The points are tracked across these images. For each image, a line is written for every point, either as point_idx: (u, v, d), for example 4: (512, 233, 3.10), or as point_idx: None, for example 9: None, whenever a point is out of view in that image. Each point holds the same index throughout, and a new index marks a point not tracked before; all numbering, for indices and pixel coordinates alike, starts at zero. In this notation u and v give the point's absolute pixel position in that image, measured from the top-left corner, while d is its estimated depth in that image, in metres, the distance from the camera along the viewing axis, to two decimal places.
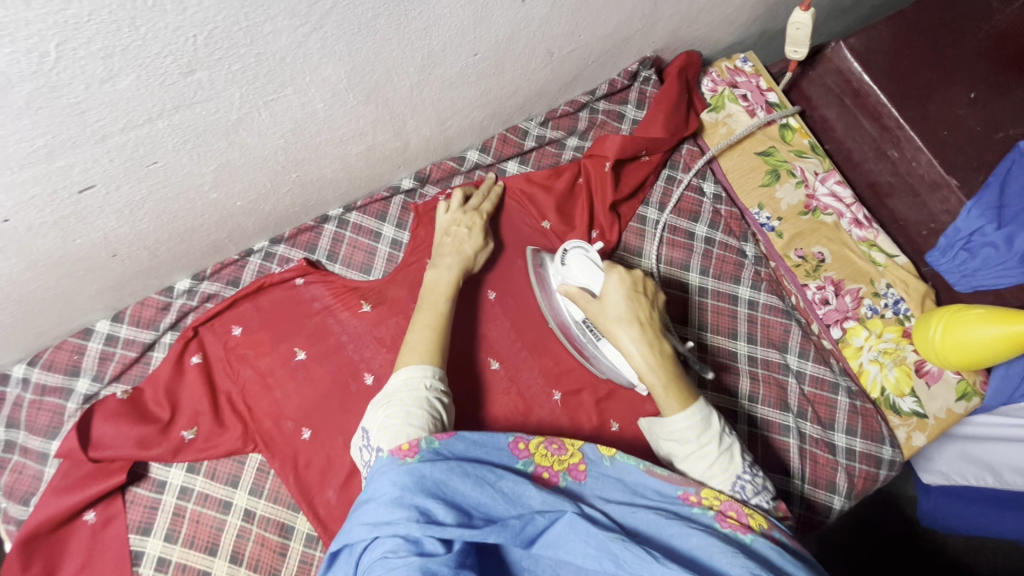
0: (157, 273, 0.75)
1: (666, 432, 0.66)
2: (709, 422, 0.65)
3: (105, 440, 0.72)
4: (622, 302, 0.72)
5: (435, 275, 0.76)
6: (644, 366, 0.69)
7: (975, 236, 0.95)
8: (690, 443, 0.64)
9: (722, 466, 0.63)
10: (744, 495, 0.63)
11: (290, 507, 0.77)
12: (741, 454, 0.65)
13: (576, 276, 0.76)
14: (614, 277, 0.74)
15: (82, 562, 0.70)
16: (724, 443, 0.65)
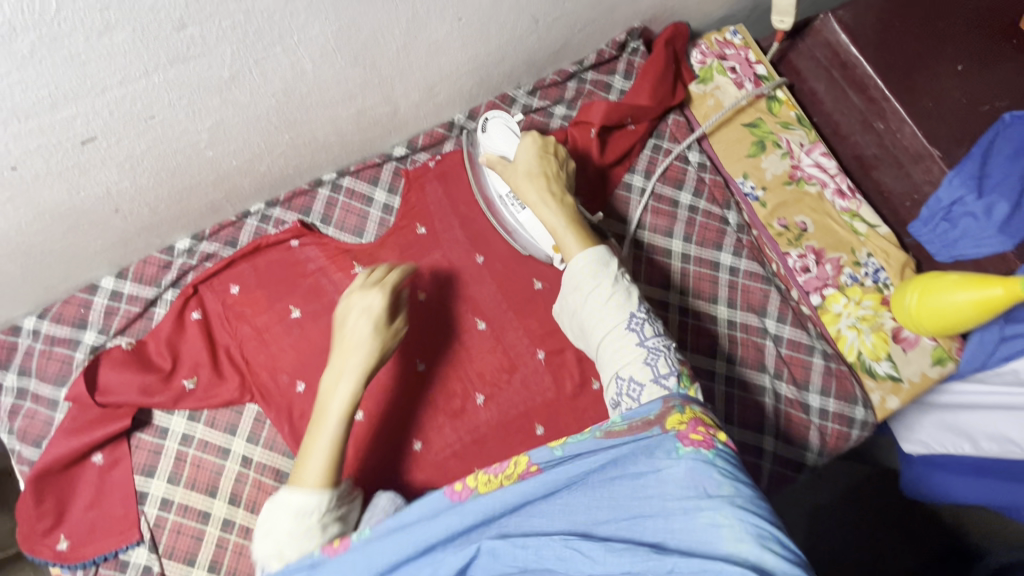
0: (158, 231, 0.78)
1: (573, 273, 0.69)
2: (607, 261, 0.69)
3: (111, 385, 0.76)
4: (532, 158, 0.81)
5: (333, 382, 0.69)
6: (549, 211, 0.76)
7: (956, 206, 0.96)
8: (586, 280, 0.67)
9: (615, 302, 0.66)
10: (640, 336, 0.64)
11: (285, 454, 0.81)
12: (636, 295, 0.68)
13: (495, 142, 0.85)
14: (526, 141, 0.82)
15: (91, 499, 0.75)
16: (619, 282, 0.67)
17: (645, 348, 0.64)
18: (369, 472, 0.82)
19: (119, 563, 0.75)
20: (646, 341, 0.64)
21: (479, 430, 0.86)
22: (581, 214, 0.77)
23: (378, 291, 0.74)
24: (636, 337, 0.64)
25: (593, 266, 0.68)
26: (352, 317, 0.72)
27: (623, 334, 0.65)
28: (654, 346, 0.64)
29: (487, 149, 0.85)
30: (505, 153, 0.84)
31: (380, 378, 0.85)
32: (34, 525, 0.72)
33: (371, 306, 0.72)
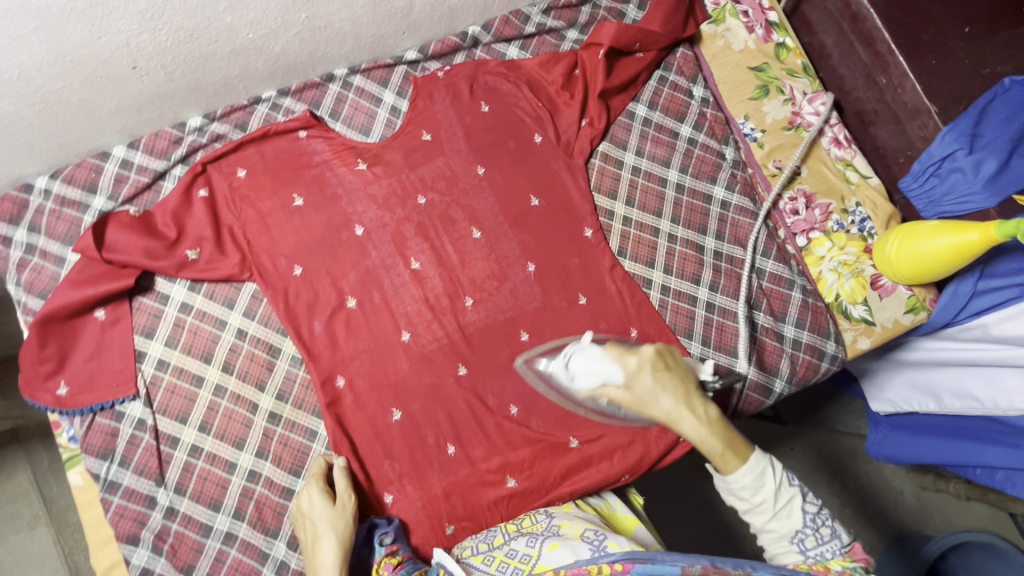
0: (171, 101, 0.81)
1: (729, 489, 0.68)
2: (763, 478, 0.67)
3: (118, 245, 0.79)
4: (654, 388, 0.71)
5: (315, 529, 0.73)
6: (683, 424, 0.70)
7: (946, 161, 0.99)
8: (745, 497, 0.67)
9: (778, 518, 0.66)
10: (802, 547, 0.65)
11: (278, 331, 0.84)
12: (800, 508, 0.66)
13: (589, 375, 0.77)
14: (636, 366, 0.73)
15: (92, 351, 0.79)
16: (780, 499, 0.67)
17: (806, 555, 0.65)
18: (356, 354, 0.85)
19: (115, 414, 0.79)
20: (808, 552, 0.65)
21: (467, 330, 0.88)
22: (730, 427, 0.69)
23: (316, 485, 0.76)
24: (796, 547, 0.66)
25: (750, 492, 0.67)
26: (309, 527, 0.74)
27: (787, 551, 0.66)
28: (816, 553, 0.65)
29: (584, 388, 0.78)
30: (605, 377, 0.76)
31: (375, 269, 0.88)
32: (37, 369, 0.76)
33: (312, 500, 0.75)
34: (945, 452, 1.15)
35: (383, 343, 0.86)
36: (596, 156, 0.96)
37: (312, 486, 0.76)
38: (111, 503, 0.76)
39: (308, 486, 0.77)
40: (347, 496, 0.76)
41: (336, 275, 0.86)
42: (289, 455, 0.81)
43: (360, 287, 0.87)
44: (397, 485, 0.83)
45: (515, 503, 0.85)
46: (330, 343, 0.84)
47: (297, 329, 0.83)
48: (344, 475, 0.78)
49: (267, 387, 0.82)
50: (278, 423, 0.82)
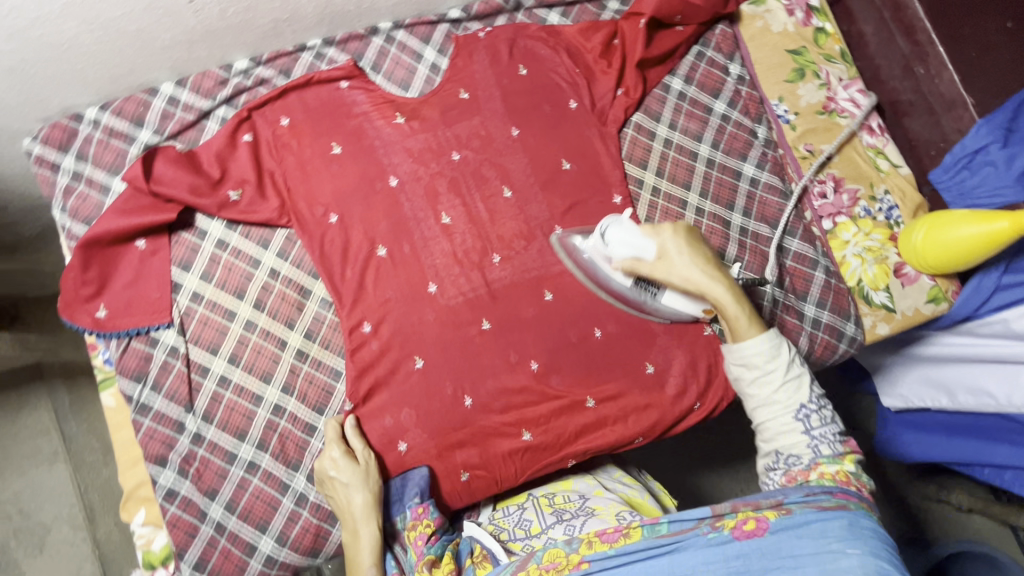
0: (221, 39, 0.83)
1: (742, 358, 0.75)
2: (777, 350, 0.74)
3: (164, 179, 0.81)
4: (684, 256, 0.79)
5: (347, 489, 0.78)
6: (713, 287, 0.78)
7: (979, 154, 0.98)
8: (757, 364, 0.74)
9: (790, 391, 0.73)
10: (807, 427, 0.72)
11: (310, 274, 0.86)
12: (807, 385, 0.74)
13: (620, 249, 0.81)
14: (669, 238, 0.80)
15: (131, 278, 0.81)
16: (790, 374, 0.74)
17: (811, 436, 0.72)
18: (385, 303, 0.86)
19: (149, 340, 0.81)
20: (812, 431, 0.72)
21: (493, 287, 0.90)
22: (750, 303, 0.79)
23: (335, 447, 0.79)
24: (802, 426, 0.72)
25: (764, 360, 0.74)
26: (338, 487, 0.79)
27: (791, 429, 0.72)
28: (819, 434, 0.72)
29: (614, 258, 0.82)
30: (638, 250, 0.80)
31: (407, 221, 0.89)
32: (79, 290, 0.79)
33: (336, 461, 0.78)
34: (955, 451, 1.16)
35: (411, 294, 0.87)
36: (629, 126, 0.97)
37: (334, 449, 0.79)
38: (141, 424, 0.79)
39: (326, 454, 0.80)
40: (366, 453, 0.80)
41: (369, 225, 0.87)
42: (314, 392, 0.83)
43: (391, 237, 0.88)
44: (416, 431, 0.84)
45: (529, 458, 0.87)
46: (361, 292, 0.86)
47: (331, 278, 0.85)
48: (357, 434, 0.81)
49: (296, 326, 0.84)
50: (305, 361, 0.84)
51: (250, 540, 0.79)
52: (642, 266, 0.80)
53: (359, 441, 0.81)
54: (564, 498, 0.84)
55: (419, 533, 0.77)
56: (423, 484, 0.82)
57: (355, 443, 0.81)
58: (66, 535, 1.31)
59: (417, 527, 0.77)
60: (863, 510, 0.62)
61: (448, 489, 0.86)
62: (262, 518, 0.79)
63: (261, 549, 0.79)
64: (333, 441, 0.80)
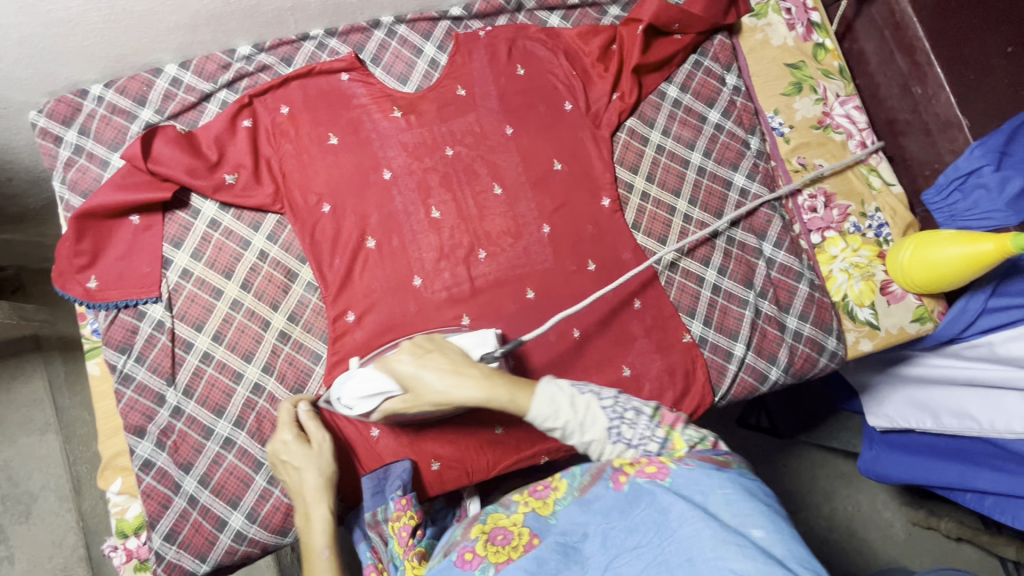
0: (225, 24, 0.85)
1: (538, 427, 0.65)
2: (557, 402, 0.64)
3: (162, 157, 0.83)
4: (422, 373, 0.70)
5: (298, 473, 0.76)
6: (460, 389, 0.67)
7: (971, 176, 0.98)
8: (555, 428, 0.64)
9: (591, 423, 0.64)
10: (625, 442, 0.64)
11: (298, 258, 0.88)
12: (599, 406, 0.64)
13: (369, 394, 0.75)
14: (399, 366, 0.72)
15: (123, 251, 0.83)
16: (579, 411, 0.64)
17: (636, 446, 0.64)
18: (371, 293, 0.87)
19: (137, 312, 0.83)
20: (633, 444, 0.63)
21: (477, 282, 0.91)
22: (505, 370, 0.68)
23: (287, 431, 0.77)
24: (625, 444, 0.64)
25: (551, 419, 0.64)
26: (293, 471, 0.76)
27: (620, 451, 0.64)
28: (640, 439, 0.64)
29: (378, 410, 0.75)
30: (383, 392, 0.74)
31: (398, 214, 0.90)
32: (72, 261, 0.81)
33: (287, 442, 0.77)
34: (939, 475, 1.14)
35: (396, 285, 0.88)
36: (623, 130, 0.98)
37: (285, 430, 0.78)
38: (124, 395, 0.81)
39: (282, 438, 0.78)
40: (319, 437, 0.78)
41: (361, 215, 0.89)
42: (293, 374, 0.85)
43: (381, 229, 0.89)
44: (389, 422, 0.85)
45: (503, 451, 0.88)
46: (349, 283, 0.87)
47: (321, 268, 0.87)
48: (312, 419, 0.79)
49: (280, 308, 0.86)
50: (287, 343, 0.85)
51: (222, 515, 0.80)
52: (394, 406, 0.74)
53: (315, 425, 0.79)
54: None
55: (402, 525, 0.75)
56: (406, 477, 0.82)
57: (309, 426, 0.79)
58: (52, 505, 1.33)
59: (401, 519, 0.75)
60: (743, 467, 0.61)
61: (422, 478, 0.86)
62: (235, 494, 0.81)
63: (232, 525, 0.80)
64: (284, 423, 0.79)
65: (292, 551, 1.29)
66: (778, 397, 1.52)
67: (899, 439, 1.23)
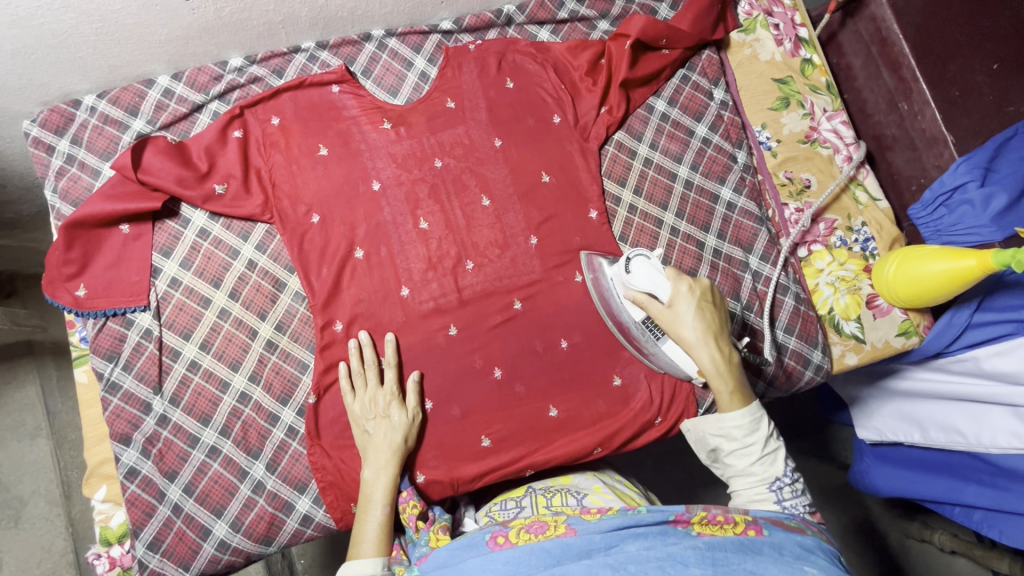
0: (216, 37, 0.86)
1: (724, 422, 0.78)
2: (758, 423, 0.77)
3: (152, 168, 0.83)
4: (691, 315, 0.81)
5: (386, 433, 0.81)
6: (706, 354, 0.80)
7: (957, 192, 0.99)
8: (739, 435, 0.77)
9: (764, 463, 0.76)
10: (777, 496, 0.75)
11: (286, 267, 0.88)
12: (783, 459, 0.77)
13: (639, 282, 0.82)
14: (686, 291, 0.82)
15: (112, 260, 0.84)
16: (767, 447, 0.77)
17: (780, 505, 0.75)
18: (358, 305, 0.88)
19: (125, 321, 0.84)
20: (784, 502, 0.75)
21: (464, 293, 0.91)
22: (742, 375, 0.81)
23: (389, 392, 0.83)
24: (774, 496, 0.75)
25: (746, 432, 0.77)
26: (377, 427, 0.81)
27: (763, 492, 0.76)
28: (789, 505, 0.75)
29: (628, 287, 0.84)
30: (655, 292, 0.82)
31: (386, 226, 0.91)
32: (61, 269, 0.82)
33: (388, 403, 0.82)
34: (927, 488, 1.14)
35: (384, 296, 0.89)
36: (611, 143, 0.99)
37: (383, 391, 0.82)
38: (110, 403, 0.81)
39: (377, 393, 0.83)
40: (415, 408, 0.84)
41: (349, 226, 0.89)
42: (279, 383, 0.85)
43: (369, 239, 0.90)
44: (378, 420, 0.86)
45: (487, 462, 0.88)
46: (335, 293, 0.87)
47: (310, 278, 0.87)
48: (415, 390, 0.85)
49: (268, 317, 0.87)
50: (274, 352, 0.86)
51: (205, 524, 0.80)
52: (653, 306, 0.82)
53: (410, 395, 0.84)
54: (563, 497, 0.83)
55: (408, 515, 0.80)
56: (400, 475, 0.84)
57: (407, 397, 0.84)
58: (42, 510, 1.33)
59: (406, 510, 0.80)
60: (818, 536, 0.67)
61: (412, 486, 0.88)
62: (219, 502, 0.81)
63: (215, 533, 0.80)
64: (371, 380, 0.83)
65: (282, 559, 1.28)
66: (769, 408, 1.52)
67: (889, 453, 1.22)
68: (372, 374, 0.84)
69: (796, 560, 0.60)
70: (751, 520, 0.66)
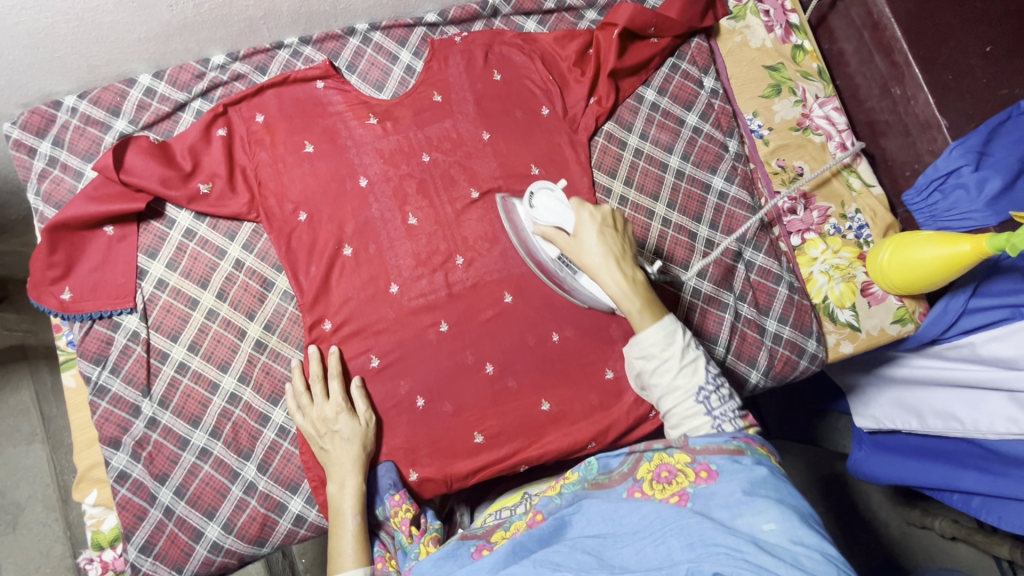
0: (197, 33, 0.85)
1: (639, 347, 0.70)
2: (672, 336, 0.70)
3: (134, 169, 0.82)
4: (594, 240, 0.74)
5: (342, 446, 0.80)
6: (607, 276, 0.73)
7: (951, 177, 0.98)
8: (655, 352, 0.69)
9: (687, 373, 0.69)
10: (707, 408, 0.68)
11: (274, 266, 0.87)
12: (704, 366, 0.70)
13: (546, 215, 0.77)
14: (589, 220, 0.75)
15: (98, 263, 0.83)
16: (687, 356, 0.70)
17: (712, 416, 0.68)
18: (348, 303, 0.87)
19: (112, 323, 0.83)
20: (714, 411, 0.68)
21: (454, 288, 0.90)
22: (652, 291, 0.73)
23: (339, 401, 0.81)
24: (704, 408, 0.68)
25: (660, 345, 0.69)
26: (333, 443, 0.80)
27: (693, 407, 0.68)
28: (720, 414, 0.68)
29: (537, 222, 0.78)
30: (559, 224, 0.77)
31: (375, 223, 0.90)
32: (45, 273, 0.81)
33: (338, 414, 0.81)
34: (924, 476, 1.14)
35: (375, 294, 0.88)
36: (600, 134, 0.98)
37: (335, 404, 0.81)
38: (98, 406, 0.81)
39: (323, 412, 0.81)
40: (368, 414, 0.83)
41: (338, 224, 0.88)
42: (269, 383, 0.84)
43: (357, 236, 0.89)
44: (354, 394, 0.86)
45: (480, 460, 0.87)
46: (326, 293, 0.86)
47: (300, 279, 0.86)
48: (362, 396, 0.83)
49: (256, 317, 0.86)
50: (263, 352, 0.85)
51: (197, 526, 0.80)
52: (557, 238, 0.77)
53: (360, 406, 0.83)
54: None
55: (401, 519, 0.80)
56: (394, 476, 0.84)
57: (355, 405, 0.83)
58: (40, 515, 1.32)
59: (399, 513, 0.80)
60: (759, 454, 0.63)
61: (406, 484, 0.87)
62: (210, 504, 0.80)
63: (207, 536, 0.80)
64: (320, 395, 0.81)
65: (282, 559, 1.28)
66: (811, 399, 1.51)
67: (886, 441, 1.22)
68: (318, 387, 0.82)
69: (753, 514, 0.55)
70: (693, 461, 0.63)
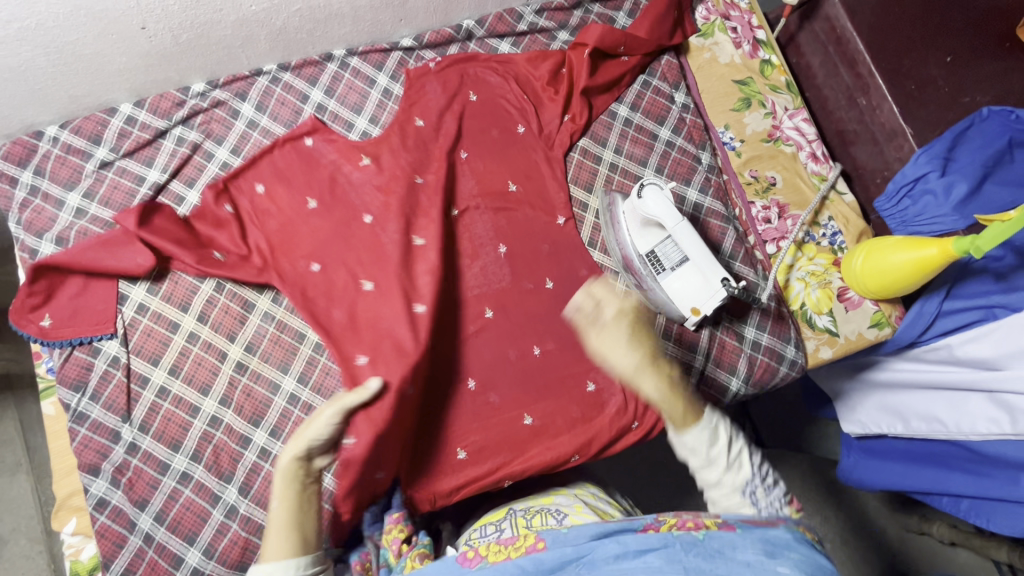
0: (176, 62, 0.87)
1: (682, 447, 0.68)
2: (717, 433, 0.68)
3: (156, 227, 0.84)
4: (626, 350, 0.70)
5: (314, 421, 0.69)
6: (640, 374, 0.69)
7: (919, 183, 1.00)
8: (701, 451, 0.67)
9: (733, 474, 0.67)
10: (754, 499, 0.67)
11: (254, 288, 0.88)
12: (748, 459, 0.68)
13: (651, 208, 0.87)
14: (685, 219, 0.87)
15: (78, 289, 0.84)
16: (732, 453, 0.68)
17: (757, 508, 0.67)
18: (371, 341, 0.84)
19: (92, 349, 0.83)
20: (759, 504, 0.67)
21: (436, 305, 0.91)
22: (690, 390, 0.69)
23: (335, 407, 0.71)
24: (749, 501, 0.67)
25: (706, 446, 0.67)
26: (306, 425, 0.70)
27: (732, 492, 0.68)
28: (766, 506, 0.68)
29: (642, 215, 0.88)
30: (661, 217, 0.87)
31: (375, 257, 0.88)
32: (25, 300, 0.82)
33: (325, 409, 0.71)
34: (911, 480, 1.14)
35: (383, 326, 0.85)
36: (575, 150, 1.00)
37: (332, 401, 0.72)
38: (77, 433, 0.81)
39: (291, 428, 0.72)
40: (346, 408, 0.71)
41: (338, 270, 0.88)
42: (250, 405, 0.84)
43: (337, 256, 0.88)
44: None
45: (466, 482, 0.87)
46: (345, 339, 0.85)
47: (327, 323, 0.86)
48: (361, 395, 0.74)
49: (237, 338, 0.86)
50: (244, 373, 0.85)
51: (178, 552, 0.79)
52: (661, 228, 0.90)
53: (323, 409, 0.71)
54: (544, 518, 0.80)
55: (394, 538, 0.76)
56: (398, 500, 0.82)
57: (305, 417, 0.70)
58: (23, 548, 1.30)
59: (393, 531, 0.77)
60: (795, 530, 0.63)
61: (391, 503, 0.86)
62: (191, 529, 0.80)
63: (188, 561, 0.79)
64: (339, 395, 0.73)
65: None
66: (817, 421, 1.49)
67: (875, 446, 1.22)
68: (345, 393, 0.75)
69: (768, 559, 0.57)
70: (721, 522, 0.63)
